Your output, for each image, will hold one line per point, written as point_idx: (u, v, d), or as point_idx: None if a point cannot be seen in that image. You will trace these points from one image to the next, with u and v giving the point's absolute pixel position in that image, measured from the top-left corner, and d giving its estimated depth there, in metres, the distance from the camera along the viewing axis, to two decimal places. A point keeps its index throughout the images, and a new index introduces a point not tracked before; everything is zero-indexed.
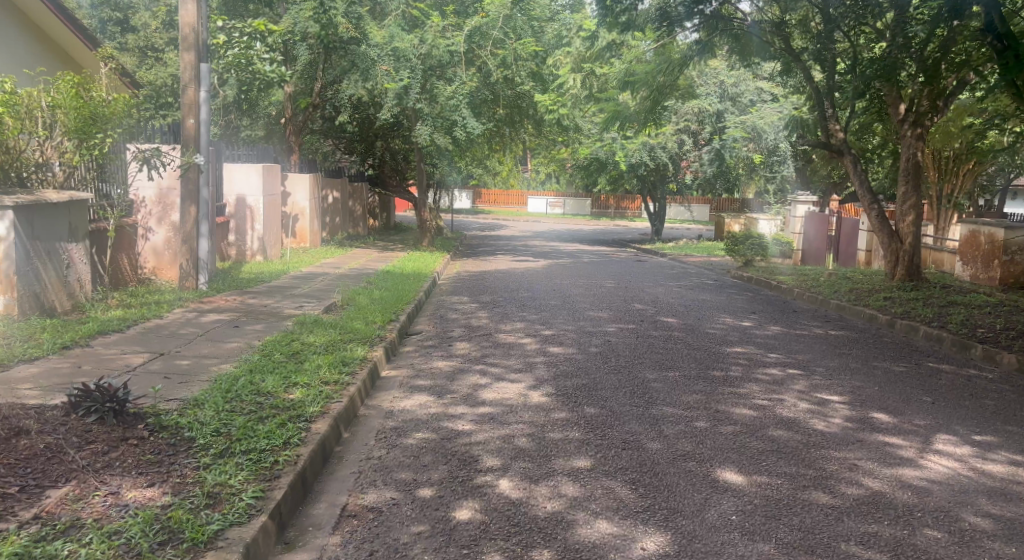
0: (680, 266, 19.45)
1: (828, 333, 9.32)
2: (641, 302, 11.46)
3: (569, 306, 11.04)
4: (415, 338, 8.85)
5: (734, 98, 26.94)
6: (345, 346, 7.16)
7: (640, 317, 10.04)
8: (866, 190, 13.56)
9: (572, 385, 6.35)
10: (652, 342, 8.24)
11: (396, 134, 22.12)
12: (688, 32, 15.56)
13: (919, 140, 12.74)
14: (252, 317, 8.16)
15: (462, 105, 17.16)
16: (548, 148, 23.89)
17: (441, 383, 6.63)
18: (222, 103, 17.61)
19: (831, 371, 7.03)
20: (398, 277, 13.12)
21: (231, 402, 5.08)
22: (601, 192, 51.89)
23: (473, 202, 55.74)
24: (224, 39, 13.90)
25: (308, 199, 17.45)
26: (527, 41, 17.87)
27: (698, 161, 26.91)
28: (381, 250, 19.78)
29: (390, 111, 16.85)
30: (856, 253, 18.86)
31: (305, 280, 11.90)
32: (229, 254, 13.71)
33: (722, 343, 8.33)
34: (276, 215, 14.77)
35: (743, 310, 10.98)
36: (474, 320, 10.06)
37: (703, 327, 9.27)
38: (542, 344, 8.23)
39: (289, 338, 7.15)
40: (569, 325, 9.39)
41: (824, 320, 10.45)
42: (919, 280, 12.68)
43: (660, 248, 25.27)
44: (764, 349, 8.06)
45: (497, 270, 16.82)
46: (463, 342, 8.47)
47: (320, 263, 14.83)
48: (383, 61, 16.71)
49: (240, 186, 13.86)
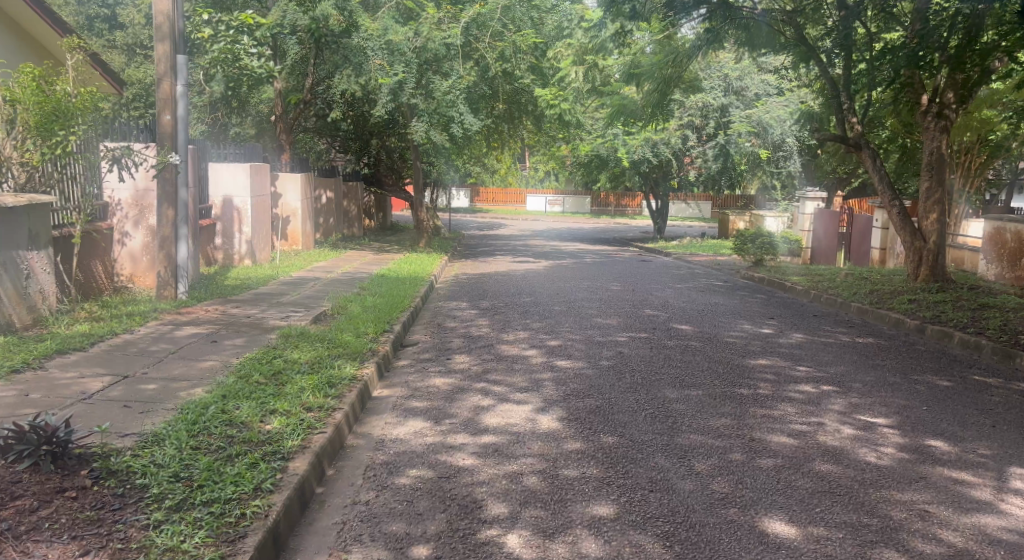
0: (686, 266, 18.79)
1: (855, 341, 8.68)
2: (651, 307, 10.79)
3: (575, 312, 10.38)
4: (411, 350, 8.20)
5: (737, 92, 26.25)
6: (333, 362, 6.50)
7: (652, 324, 9.39)
8: (887, 186, 12.88)
9: (586, 408, 5.69)
10: (669, 354, 7.58)
11: (392, 132, 21.43)
12: (693, 21, 14.91)
13: (942, 133, 12.19)
14: (233, 329, 7.49)
15: (459, 101, 16.56)
16: (548, 145, 23.21)
17: (438, 405, 5.97)
18: (210, 99, 16.91)
19: (868, 387, 6.41)
20: (393, 282, 12.45)
21: (197, 437, 4.40)
22: (600, 190, 51.26)
23: (471, 200, 55.12)
24: (209, 32, 13.09)
25: (300, 199, 16.75)
26: (527, 33, 17.19)
27: (701, 157, 26.27)
28: (377, 251, 19.12)
29: (385, 107, 16.18)
30: (869, 251, 18.18)
31: (295, 286, 11.24)
32: (216, 257, 13.01)
33: (744, 353, 7.68)
34: (266, 218, 14.10)
35: (760, 316, 10.31)
36: (475, 328, 9.40)
37: (722, 336, 8.63)
38: (549, 357, 7.57)
39: (272, 354, 6.48)
40: (576, 335, 8.73)
41: (848, 326, 9.80)
42: (944, 280, 12.07)
43: (664, 248, 24.61)
44: (791, 361, 7.41)
45: (498, 273, 16.17)
46: (463, 355, 7.81)
47: (312, 267, 14.16)
48: (377, 55, 16.08)
49: (227, 187, 13.17)
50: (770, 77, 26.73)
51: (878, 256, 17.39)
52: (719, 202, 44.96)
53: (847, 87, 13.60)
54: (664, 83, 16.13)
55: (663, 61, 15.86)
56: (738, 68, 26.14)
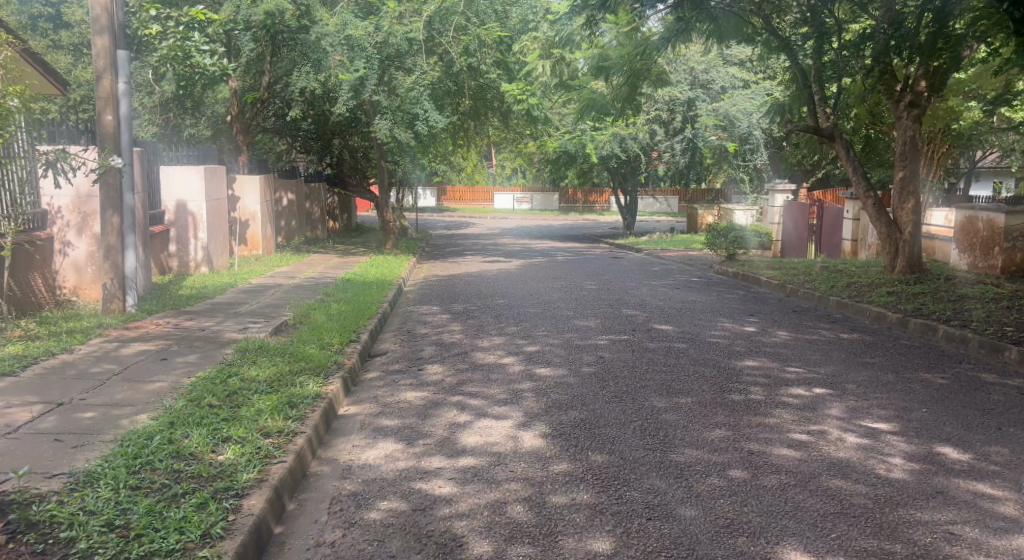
0: (659, 262, 18.53)
1: (840, 337, 8.42)
2: (629, 307, 10.43)
3: (551, 314, 9.98)
4: (380, 360, 7.72)
5: (704, 85, 26.09)
6: (294, 380, 6.01)
7: (631, 325, 9.01)
8: (862, 178, 12.66)
9: (570, 422, 5.29)
10: (653, 358, 7.21)
11: (355, 131, 20.83)
12: (661, 12, 14.67)
13: (915, 122, 11.98)
14: (185, 344, 6.94)
15: (423, 97, 16.05)
16: (516, 141, 22.79)
17: (411, 423, 5.51)
18: (161, 99, 16.17)
19: (863, 388, 6.10)
20: (360, 286, 11.92)
21: (138, 472, 3.88)
22: (568, 186, 51.03)
23: (438, 199, 54.48)
24: (156, 29, 12.45)
25: (258, 202, 16.07)
26: (491, 27, 16.75)
27: (670, 151, 26.10)
28: (342, 254, 18.52)
29: (346, 105, 15.60)
30: (839, 243, 18.00)
31: (254, 293, 10.65)
32: (170, 266, 12.35)
33: (730, 354, 7.34)
34: (223, 223, 13.47)
35: (741, 313, 10.00)
36: (447, 335, 8.94)
37: (704, 336, 8.29)
38: (527, 365, 7.14)
39: (227, 372, 5.95)
40: (554, 339, 8.32)
41: (830, 322, 9.53)
42: (921, 271, 11.86)
43: (635, 243, 24.39)
44: (780, 361, 7.09)
45: (467, 274, 15.69)
46: (435, 365, 7.36)
47: (272, 272, 13.53)
48: (337, 50, 15.51)
49: (180, 191, 12.53)
50: (736, 69, 26.63)
51: (850, 247, 17.23)
52: (686, 196, 45.01)
53: (819, 79, 13.43)
54: (633, 76, 15.77)
55: (631, 52, 15.48)
56: (703, 60, 25.98)
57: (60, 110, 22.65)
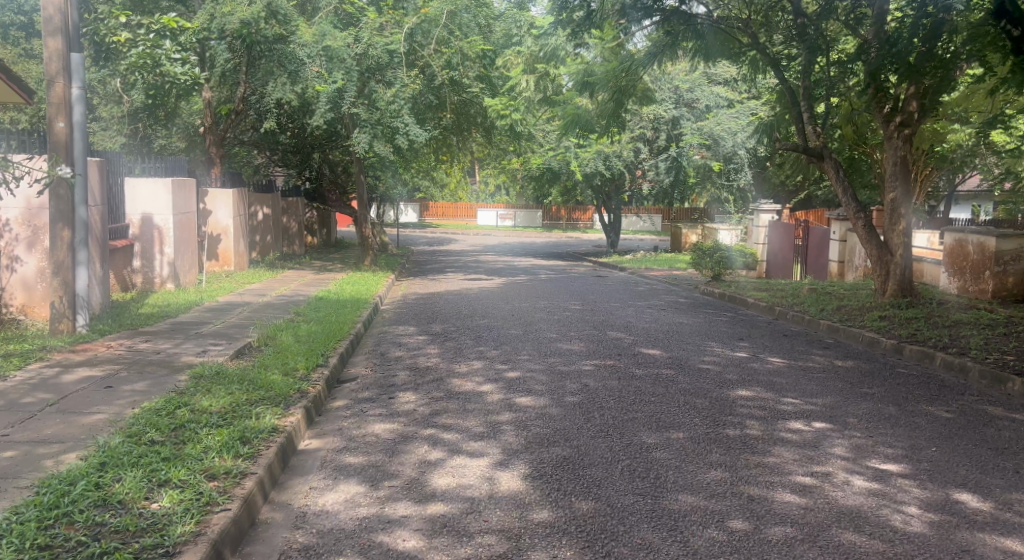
0: (644, 282, 18.16)
1: (835, 364, 8.02)
2: (615, 329, 9.99)
3: (533, 337, 9.51)
4: (350, 387, 7.21)
5: (688, 103, 25.90)
6: (250, 411, 5.49)
7: (617, 350, 8.57)
8: (852, 199, 12.29)
9: (552, 460, 4.81)
10: (640, 387, 6.76)
11: (334, 144, 20.36)
12: (647, 28, 14.42)
13: (906, 143, 11.67)
14: (135, 370, 6.39)
15: (404, 110, 15.61)
16: (498, 158, 22.42)
17: (377, 461, 5.01)
18: (131, 109, 15.64)
19: (865, 423, 5.68)
20: (333, 305, 11.40)
21: (51, 528, 3.35)
22: (552, 203, 50.79)
23: (421, 215, 54.06)
24: (125, 36, 12.12)
25: (231, 216, 15.50)
26: (475, 40, 16.44)
27: (654, 170, 25.89)
28: (318, 271, 17.97)
29: (324, 117, 15.18)
30: (826, 264, 17.72)
31: (219, 313, 10.10)
32: (133, 282, 11.76)
33: (722, 383, 6.91)
34: (192, 237, 12.95)
35: (730, 337, 9.59)
36: (423, 358, 8.44)
37: (694, 362, 7.85)
38: (506, 394, 6.65)
39: (176, 401, 5.42)
40: (536, 364, 7.85)
41: (823, 347, 9.13)
42: (913, 295, 11.44)
43: (619, 262, 24.05)
44: (775, 391, 6.66)
45: (446, 292, 15.19)
46: (408, 392, 6.85)
47: (243, 290, 12.97)
48: (314, 61, 15.13)
49: (146, 204, 12.00)
50: (721, 88, 26.47)
51: (836, 269, 16.95)
52: (670, 215, 44.89)
53: (808, 96, 12.94)
54: (619, 93, 15.41)
55: (615, 69, 15.15)
56: (688, 79, 25.75)
57: (30, 119, 21.99)
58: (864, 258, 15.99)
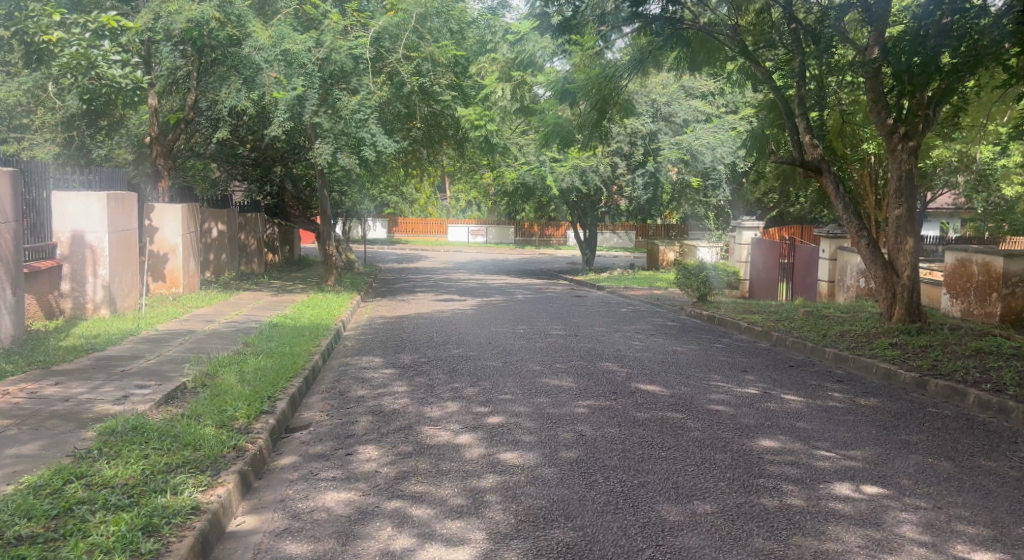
0: (626, 303, 17.22)
1: (858, 402, 7.07)
2: (605, 360, 8.96)
3: (514, 370, 8.43)
4: (300, 439, 6.06)
5: (666, 117, 25.11)
6: (166, 482, 4.33)
7: (612, 386, 7.53)
8: (854, 216, 11.32)
9: (552, 551, 3.74)
10: (646, 437, 5.72)
11: (297, 157, 19.17)
12: (629, 35, 13.79)
13: (911, 156, 10.67)
14: (32, 425, 5.18)
15: (370, 120, 14.48)
16: (471, 172, 21.42)
17: (327, 551, 3.88)
18: (66, 116, 14.29)
19: (925, 485, 4.69)
20: (288, 333, 10.21)
21: None
22: (524, 219, 49.96)
23: (389, 231, 52.79)
24: (57, 35, 11.19)
25: (180, 234, 14.23)
26: (447, 45, 15.50)
27: (631, 186, 25.20)
28: (276, 292, 16.69)
29: (283, 126, 14.03)
30: (813, 283, 16.90)
31: (156, 344, 8.88)
32: (63, 307, 10.47)
33: (741, 431, 5.90)
34: (133, 258, 11.69)
35: (733, 371, 8.60)
36: (389, 399, 7.31)
37: (702, 403, 6.86)
38: (488, 449, 5.56)
39: (66, 472, 4.20)
40: (520, 407, 6.76)
41: (837, 381, 8.19)
42: (923, 320, 10.52)
43: (596, 280, 23.15)
44: (803, 441, 5.67)
45: (414, 316, 14.03)
46: (370, 446, 5.73)
47: (190, 314, 11.72)
48: (272, 66, 13.98)
49: (77, 220, 10.67)
50: (699, 102, 25.76)
51: (826, 289, 16.14)
52: (645, 231, 44.30)
53: (803, 101, 12.04)
54: (600, 106, 14.48)
55: (597, 76, 14.22)
56: (665, 93, 24.97)
57: None
58: (856, 278, 15.19)
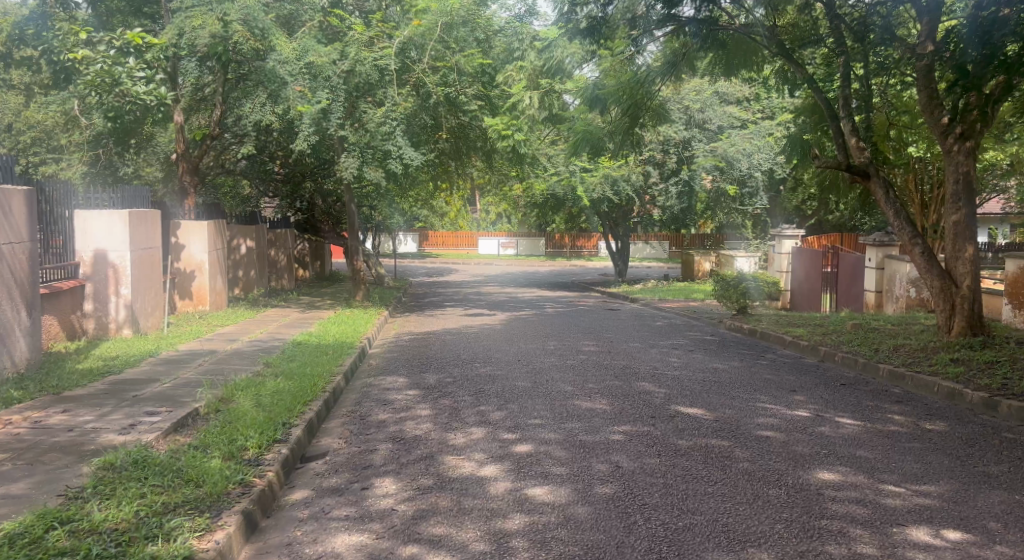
0: (662, 316, 16.62)
1: (922, 427, 6.46)
2: (641, 379, 8.43)
3: (544, 391, 7.94)
4: (314, 470, 5.65)
5: (700, 124, 24.47)
6: (162, 526, 3.94)
7: (649, 410, 6.99)
8: (907, 223, 10.65)
9: None
10: (690, 470, 5.20)
11: (325, 172, 18.98)
12: (660, 38, 13.38)
13: (969, 157, 9.94)
14: (27, 461, 4.83)
15: (396, 132, 14.19)
16: (500, 183, 21.03)
17: None
18: (93, 134, 14.22)
19: (1016, 529, 4.10)
20: (311, 353, 9.86)
21: None
22: (555, 230, 49.47)
23: (419, 245, 52.67)
24: (82, 53, 11.09)
25: (206, 251, 14.04)
26: (473, 54, 15.14)
27: (664, 195, 24.59)
28: (303, 309, 16.44)
29: (308, 140, 13.78)
30: (859, 293, 16.14)
31: (175, 366, 8.59)
32: (85, 327, 10.26)
33: (796, 462, 5.35)
34: (156, 277, 11.48)
35: (780, 391, 8.01)
36: (411, 424, 6.87)
37: (749, 429, 6.30)
38: (516, 483, 5.08)
39: (51, 517, 3.82)
40: (551, 433, 6.27)
41: (894, 402, 7.56)
42: (984, 332, 9.82)
43: (629, 293, 22.55)
44: (866, 473, 5.09)
45: (442, 332, 13.63)
46: (388, 480, 5.30)
47: (215, 334, 11.47)
48: (296, 80, 13.79)
49: (99, 239, 10.47)
50: (733, 108, 25.08)
51: (874, 299, 15.37)
52: (679, 242, 43.54)
53: (848, 103, 11.35)
54: (632, 112, 13.99)
55: (628, 80, 13.72)
56: (699, 99, 24.18)
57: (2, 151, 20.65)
58: (906, 287, 14.42)
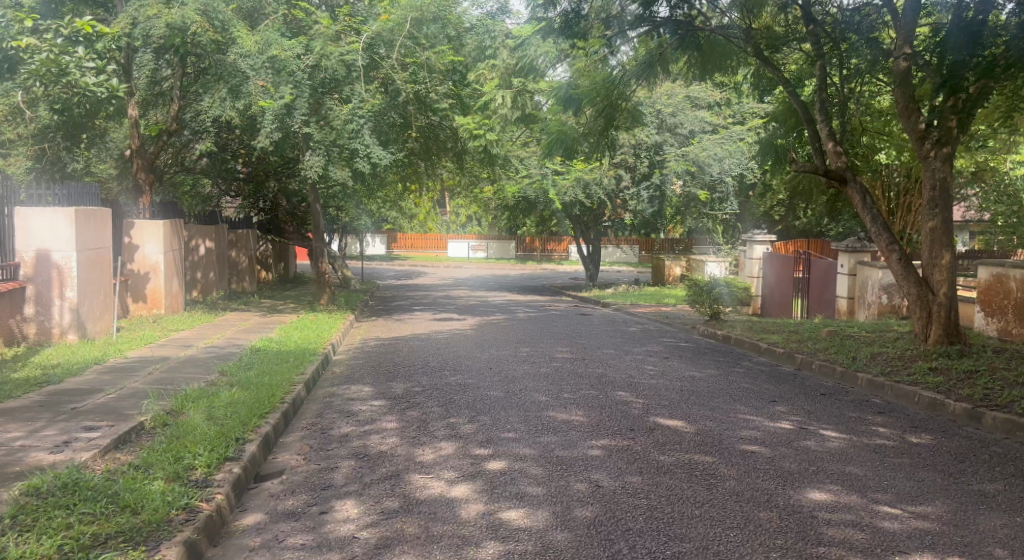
0: (635, 322, 16.38)
1: (910, 440, 6.21)
2: (618, 389, 8.11)
3: (517, 401, 7.57)
4: (269, 491, 5.20)
5: (671, 129, 24.37)
6: None
7: (627, 422, 6.67)
8: (884, 229, 10.48)
9: None
10: (675, 490, 4.85)
11: (289, 171, 18.40)
12: (634, 40, 13.14)
13: (946, 163, 9.70)
14: None
15: (364, 130, 13.73)
16: (470, 185, 20.65)
17: None
18: (41, 127, 13.53)
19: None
20: (271, 359, 9.36)
21: None
22: (525, 234, 49.25)
23: (389, 247, 52.14)
24: (26, 40, 10.49)
25: (161, 252, 13.42)
26: (444, 51, 14.75)
27: (635, 199, 24.43)
28: (265, 312, 15.86)
29: (271, 137, 13.26)
30: (831, 299, 16.07)
31: (122, 374, 8.05)
32: (26, 333, 9.69)
33: (785, 481, 5.03)
34: (105, 279, 10.89)
35: (761, 401, 7.74)
36: (375, 438, 6.45)
37: (732, 444, 5.99)
38: (488, 505, 4.69)
39: None
40: (525, 448, 5.89)
41: (877, 413, 7.33)
42: (961, 341, 9.67)
43: (600, 297, 22.31)
44: (859, 492, 4.80)
45: (410, 337, 13.19)
46: (349, 502, 4.87)
47: (168, 339, 10.88)
48: (258, 74, 13.25)
49: (43, 238, 9.88)
50: (705, 112, 24.98)
51: (846, 306, 15.29)
52: (649, 246, 43.60)
53: (824, 107, 11.17)
54: (606, 114, 13.72)
55: (603, 81, 13.45)
56: (671, 103, 24.04)
57: None
58: (878, 294, 14.36)
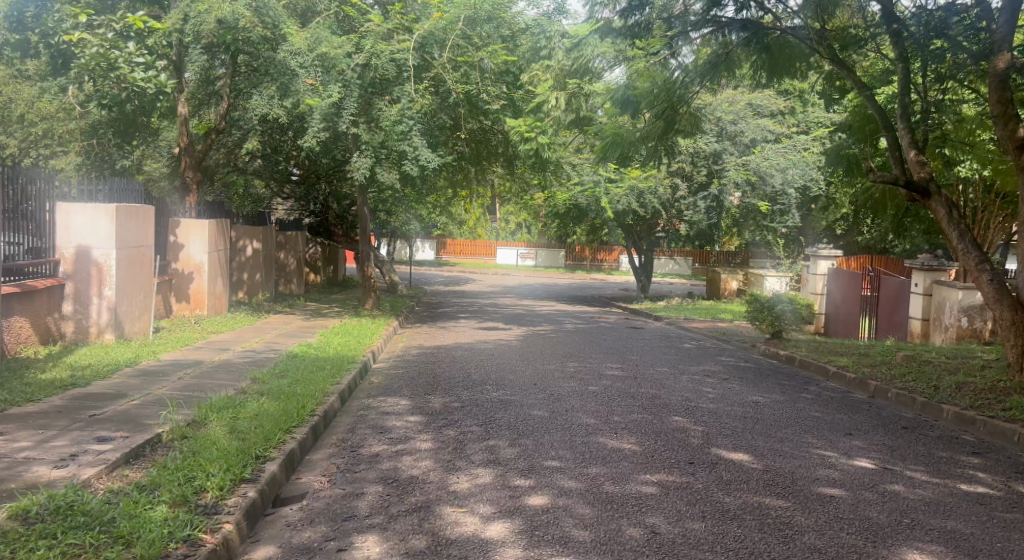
0: (689, 337, 15.59)
1: (1018, 490, 5.39)
2: (674, 414, 7.41)
3: (564, 424, 6.93)
4: (287, 519, 4.70)
5: (732, 137, 23.42)
6: None
7: (686, 454, 5.98)
8: (973, 246, 9.52)
9: None
10: (745, 543, 4.17)
11: (338, 174, 18.15)
12: (698, 41, 12.42)
13: None
14: None
15: (413, 132, 13.32)
16: (521, 192, 20.12)
17: None
18: (93, 123, 13.47)
19: None
20: (306, 367, 8.93)
21: None
22: (576, 242, 48.63)
23: (437, 253, 52.12)
24: (76, 35, 10.33)
25: (206, 252, 13.21)
26: (498, 51, 14.24)
27: (692, 210, 23.64)
28: (308, 316, 15.57)
29: (318, 136, 12.92)
30: (903, 320, 15.00)
31: (151, 378, 7.71)
32: (64, 331, 9.49)
33: (876, 537, 4.30)
34: (146, 277, 10.68)
35: (836, 434, 6.95)
36: (407, 459, 5.92)
37: (808, 486, 5.27)
38: (527, 550, 4.10)
39: None
40: (570, 481, 5.27)
41: (971, 453, 6.50)
42: None
43: (653, 309, 21.55)
44: (968, 557, 4.05)
45: (453, 346, 12.68)
46: (371, 538, 4.33)
47: (206, 342, 10.57)
48: (308, 73, 12.97)
49: (84, 235, 9.67)
50: (767, 120, 23.98)
51: (920, 328, 14.23)
52: (705, 259, 42.52)
53: (906, 114, 10.28)
54: (666, 120, 13.02)
55: (662, 84, 12.75)
56: (732, 110, 23.13)
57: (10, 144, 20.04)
58: (957, 316, 13.30)
